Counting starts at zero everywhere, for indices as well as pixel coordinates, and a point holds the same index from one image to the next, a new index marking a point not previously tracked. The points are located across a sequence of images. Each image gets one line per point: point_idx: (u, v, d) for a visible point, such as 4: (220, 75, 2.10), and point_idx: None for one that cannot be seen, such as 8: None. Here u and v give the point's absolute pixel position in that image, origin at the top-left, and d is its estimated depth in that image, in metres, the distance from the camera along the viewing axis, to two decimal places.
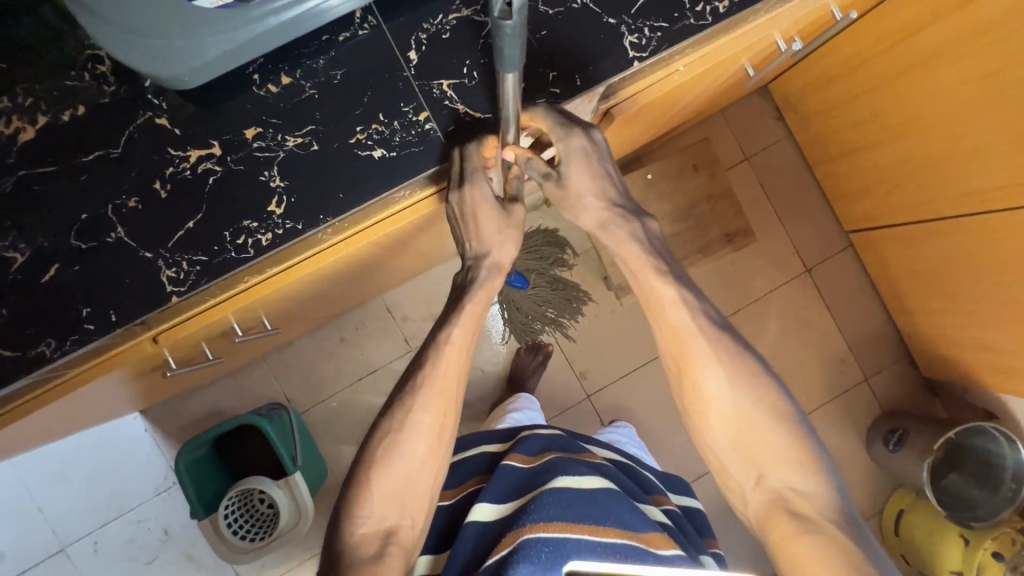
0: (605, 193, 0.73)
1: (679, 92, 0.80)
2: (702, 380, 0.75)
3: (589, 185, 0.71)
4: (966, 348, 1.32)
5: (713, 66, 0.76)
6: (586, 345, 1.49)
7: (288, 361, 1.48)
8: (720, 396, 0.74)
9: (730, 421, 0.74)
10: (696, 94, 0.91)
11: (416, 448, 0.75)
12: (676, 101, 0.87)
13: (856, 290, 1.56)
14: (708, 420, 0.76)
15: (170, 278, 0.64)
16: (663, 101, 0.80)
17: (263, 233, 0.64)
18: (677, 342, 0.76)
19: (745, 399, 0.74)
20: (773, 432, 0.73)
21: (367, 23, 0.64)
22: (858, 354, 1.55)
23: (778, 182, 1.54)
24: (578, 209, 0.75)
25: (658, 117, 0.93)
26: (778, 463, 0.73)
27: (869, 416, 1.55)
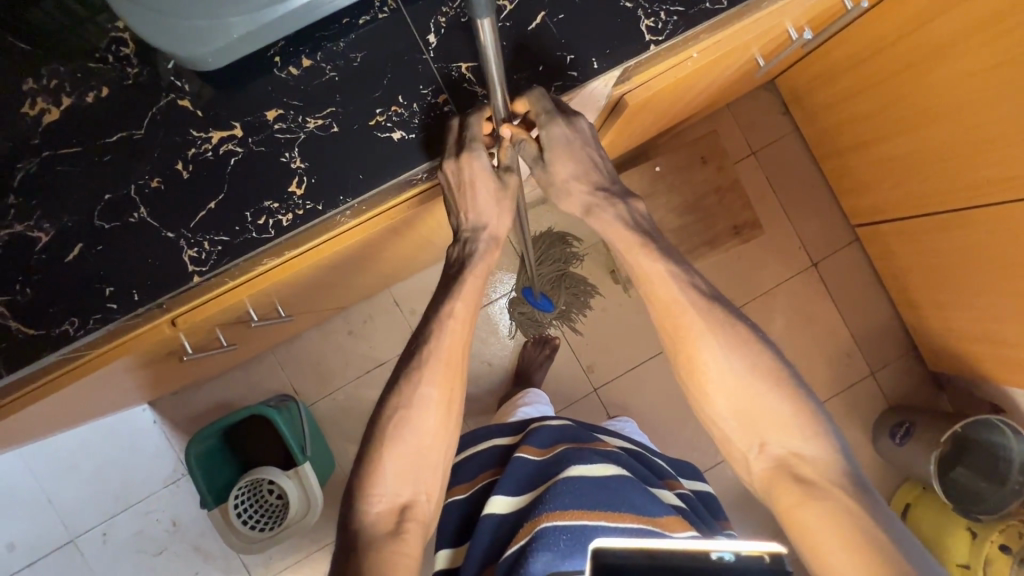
0: (590, 178, 0.76)
1: (693, 78, 0.81)
2: (698, 351, 0.76)
3: (572, 171, 0.74)
4: (974, 341, 1.33)
5: (729, 52, 0.76)
6: (594, 338, 1.50)
7: (297, 353, 1.49)
8: (715, 367, 0.76)
9: (727, 390, 0.75)
10: (708, 84, 0.91)
11: (428, 422, 0.76)
12: (688, 89, 0.87)
13: (862, 284, 1.56)
14: (707, 391, 0.77)
15: (192, 258, 0.64)
16: (677, 88, 0.81)
17: (283, 214, 0.65)
18: (671, 316, 0.77)
19: (741, 369, 0.75)
20: (771, 399, 0.74)
21: (387, 6, 0.64)
22: (865, 347, 1.56)
23: (784, 176, 1.55)
24: (563, 194, 0.78)
25: (668, 107, 0.93)
26: (779, 430, 0.74)
27: (875, 410, 1.55)
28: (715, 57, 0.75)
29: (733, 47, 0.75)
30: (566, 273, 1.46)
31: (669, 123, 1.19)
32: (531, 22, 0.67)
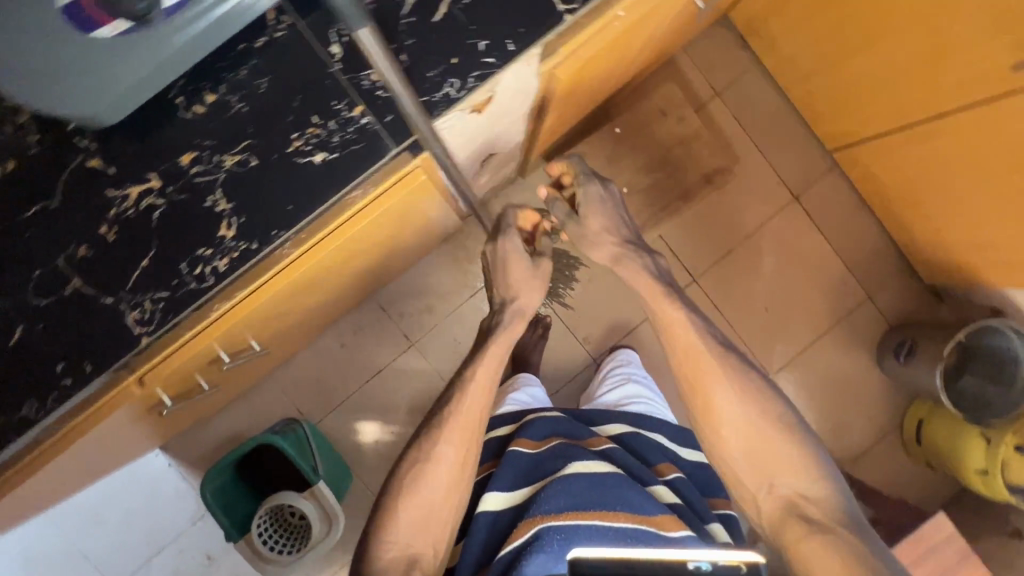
0: (620, 234, 0.94)
1: (627, 36, 0.76)
2: (715, 395, 0.88)
3: (603, 223, 0.93)
4: (967, 248, 1.30)
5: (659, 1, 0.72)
6: (585, 310, 1.49)
7: (294, 374, 1.49)
8: (730, 408, 0.87)
9: (741, 429, 0.86)
10: (646, 37, 0.87)
11: (440, 477, 0.88)
12: (625, 47, 0.82)
13: (847, 209, 1.53)
14: (722, 432, 0.87)
15: (135, 320, 0.64)
16: (612, 48, 0.76)
17: (219, 259, 0.64)
18: (690, 364, 0.89)
19: (753, 410, 0.87)
20: (780, 439, 0.86)
21: (282, 23, 0.60)
22: (859, 272, 1.54)
23: (753, 112, 1.50)
24: (596, 246, 0.95)
25: (611, 68, 0.89)
26: (788, 470, 0.84)
27: (876, 333, 1.55)
28: (645, 11, 0.71)
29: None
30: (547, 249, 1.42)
31: (621, 81, 1.15)
32: (437, 12, 0.61)
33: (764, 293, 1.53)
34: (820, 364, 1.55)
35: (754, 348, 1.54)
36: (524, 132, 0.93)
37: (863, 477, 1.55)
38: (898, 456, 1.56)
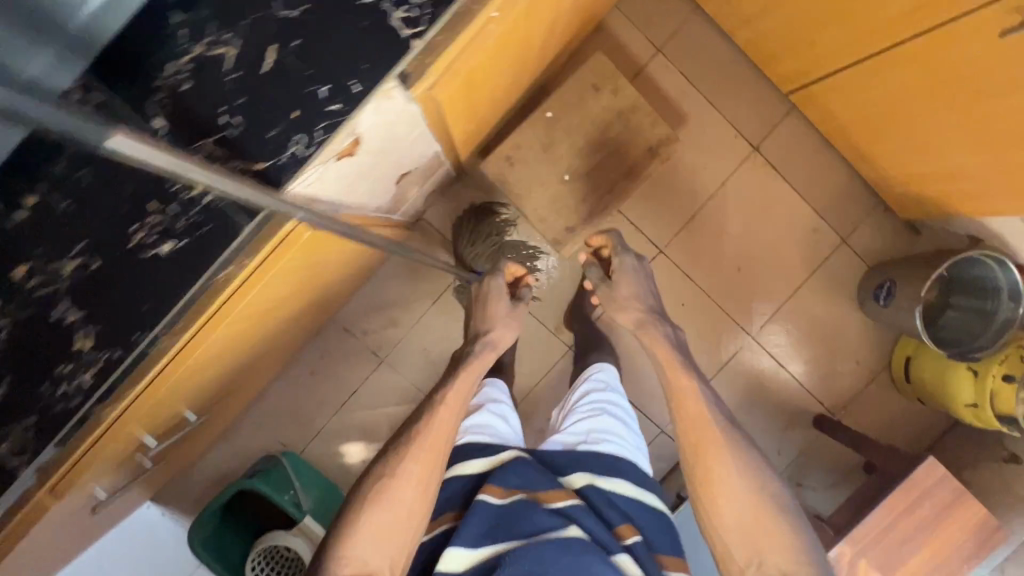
0: (645, 304, 1.13)
1: (519, 29, 0.68)
2: (718, 467, 0.98)
3: (632, 290, 1.13)
4: (937, 180, 1.23)
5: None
6: (554, 300, 1.46)
7: (270, 408, 1.47)
8: (731, 481, 0.97)
9: (736, 502, 0.96)
10: (548, 20, 0.79)
11: (404, 494, 0.90)
12: (524, 39, 0.74)
13: (810, 152, 1.45)
14: (720, 502, 0.96)
15: (11, 451, 0.63)
16: (504, 46, 0.68)
17: (83, 374, 0.61)
18: (698, 435, 1.01)
19: (753, 486, 0.96)
20: (773, 516, 0.95)
21: (92, 101, 0.45)
22: (830, 216, 1.48)
23: (699, 63, 1.40)
24: (623, 311, 1.13)
25: (517, 59, 0.81)
26: (778, 549, 0.92)
27: (854, 276, 1.50)
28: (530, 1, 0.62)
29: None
30: (502, 243, 1.38)
31: (544, 63, 1.06)
32: (263, 63, 0.47)
33: (734, 254, 1.48)
34: (800, 316, 1.52)
35: (729, 311, 1.51)
36: (437, 144, 0.86)
37: (855, 421, 1.55)
38: (889, 397, 1.54)
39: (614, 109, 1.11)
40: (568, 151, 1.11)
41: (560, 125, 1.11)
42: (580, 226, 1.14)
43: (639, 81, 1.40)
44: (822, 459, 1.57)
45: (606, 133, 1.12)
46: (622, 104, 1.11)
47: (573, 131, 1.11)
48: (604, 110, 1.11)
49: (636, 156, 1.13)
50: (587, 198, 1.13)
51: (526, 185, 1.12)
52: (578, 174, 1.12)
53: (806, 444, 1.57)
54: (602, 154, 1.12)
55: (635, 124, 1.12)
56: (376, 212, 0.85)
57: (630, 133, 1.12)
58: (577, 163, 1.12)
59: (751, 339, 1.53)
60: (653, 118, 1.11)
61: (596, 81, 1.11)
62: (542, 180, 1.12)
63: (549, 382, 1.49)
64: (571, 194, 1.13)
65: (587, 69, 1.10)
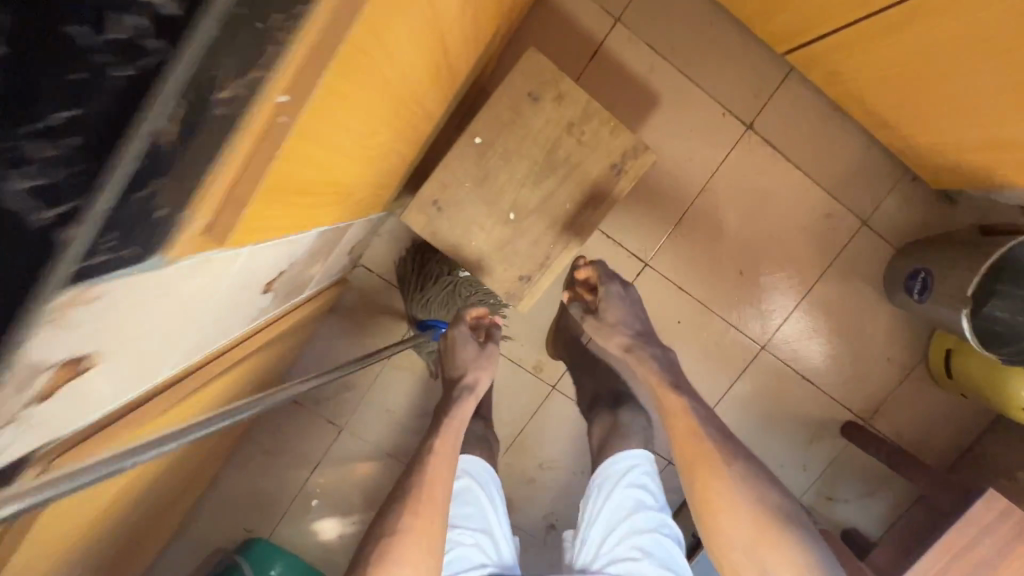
0: (632, 326, 1.01)
1: (370, 87, 0.45)
2: (714, 479, 0.85)
3: (618, 314, 1.01)
4: (980, 149, 0.98)
5: (387, 25, 0.40)
6: (528, 337, 1.25)
7: (225, 496, 1.29)
8: (731, 495, 0.83)
9: (741, 519, 0.82)
10: (429, 48, 0.54)
11: (408, 554, 0.81)
12: (391, 89, 0.51)
13: (816, 122, 1.18)
14: (721, 521, 0.83)
15: None
16: (352, 117, 0.45)
17: None
18: (691, 448, 0.88)
19: (756, 496, 0.83)
20: (785, 528, 0.81)
21: None
22: (845, 196, 1.23)
23: (669, 31, 1.13)
24: (610, 337, 1.01)
25: (399, 108, 0.57)
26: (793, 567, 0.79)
27: (878, 263, 1.27)
28: (364, 58, 0.39)
29: (385, 19, 0.39)
30: (454, 284, 1.14)
31: (460, 76, 0.81)
32: None
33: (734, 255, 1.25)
34: (817, 316, 1.30)
35: (735, 321, 1.29)
36: (317, 234, 0.62)
37: (891, 425, 1.35)
38: (928, 393, 1.34)
39: (561, 121, 0.87)
40: (508, 184, 0.88)
41: (495, 151, 0.87)
42: (538, 273, 0.91)
43: (597, 63, 1.13)
44: (854, 468, 1.39)
45: (555, 152, 0.88)
46: (571, 113, 0.87)
47: (512, 156, 0.87)
48: (548, 125, 0.87)
49: (596, 177, 0.89)
50: (543, 239, 0.90)
51: (462, 233, 0.89)
52: (526, 211, 0.89)
53: (835, 455, 1.38)
54: (554, 180, 0.88)
55: (590, 137, 0.87)
56: (246, 330, 0.64)
57: (585, 149, 0.88)
58: (523, 197, 0.88)
59: (764, 349, 1.31)
60: (612, 127, 0.87)
61: (534, 88, 0.86)
62: (482, 224, 0.89)
63: (535, 427, 1.31)
64: (520, 235, 0.90)
65: (519, 75, 0.86)
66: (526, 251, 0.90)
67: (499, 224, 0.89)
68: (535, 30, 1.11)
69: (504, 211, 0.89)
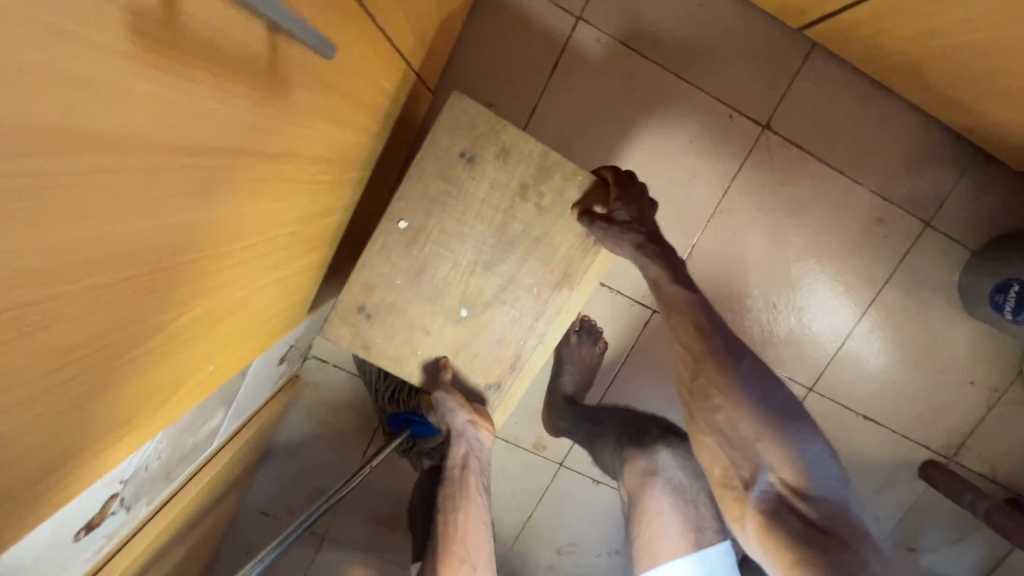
0: (647, 226, 0.67)
1: (95, 306, 0.26)
2: (712, 357, 0.65)
3: (630, 211, 0.66)
4: None
5: (59, 245, 0.22)
6: (521, 413, 1.03)
7: None
8: (734, 384, 0.63)
9: (744, 410, 0.62)
10: (245, 175, 0.35)
11: None
12: (175, 263, 0.32)
13: (852, 107, 0.93)
14: (716, 408, 0.63)
15: None
16: (80, 356, 0.27)
17: None
18: (694, 328, 0.66)
19: (756, 385, 0.64)
20: (785, 416, 0.63)
21: None
22: (900, 194, 0.97)
23: (647, 20, 0.88)
24: (618, 242, 0.65)
25: (214, 264, 0.37)
26: (786, 454, 0.61)
27: (950, 268, 1.01)
28: (23, 312, 0.21)
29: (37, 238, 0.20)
30: None
31: (366, 145, 0.61)
32: None
33: (765, 285, 1.01)
34: (878, 344, 1.05)
35: (774, 362, 1.05)
36: (144, 444, 0.44)
37: (982, 460, 1.10)
38: None
39: (508, 186, 0.68)
40: (452, 274, 0.71)
41: (429, 234, 0.69)
42: (509, 377, 0.75)
43: (559, 76, 0.90)
44: (940, 512, 1.15)
45: (504, 226, 0.69)
46: (521, 172, 0.68)
47: (452, 239, 0.69)
48: (492, 191, 0.68)
49: (564, 251, 0.70)
50: (508, 334, 0.73)
51: (403, 341, 0.73)
52: (479, 304, 0.72)
53: (915, 500, 1.14)
54: (511, 260, 0.70)
55: (548, 200, 0.68)
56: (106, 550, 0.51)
57: (545, 216, 0.69)
58: (473, 288, 0.71)
59: (814, 390, 1.07)
60: (577, 183, 0.68)
61: (465, 148, 0.66)
62: (426, 327, 0.72)
63: (548, 512, 1.09)
64: (477, 335, 0.73)
65: (444, 130, 0.66)
66: (487, 353, 0.74)
67: (449, 324, 0.72)
68: (476, 47, 0.88)
69: (452, 310, 0.72)
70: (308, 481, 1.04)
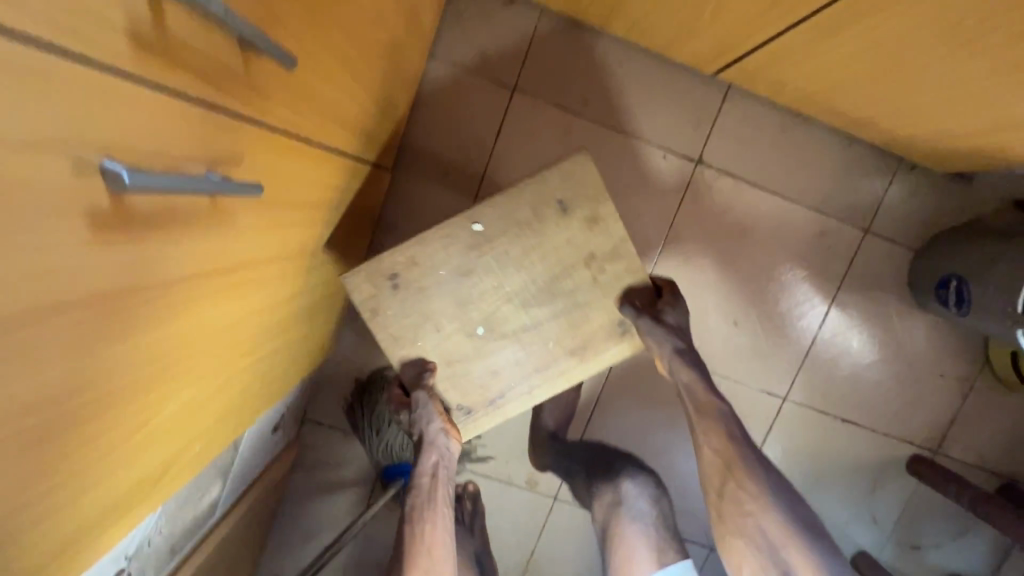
0: (687, 339, 0.80)
1: (80, 421, 0.34)
2: (741, 464, 0.75)
3: (676, 321, 0.80)
4: (977, 137, 0.80)
5: (45, 380, 0.29)
6: (509, 452, 1.07)
7: None
8: (762, 492, 0.74)
9: (771, 519, 0.73)
10: (204, 292, 0.43)
11: None
12: (148, 373, 0.40)
13: (776, 135, 1.01)
14: (745, 513, 0.74)
15: None
16: (69, 460, 0.34)
17: None
18: (724, 436, 0.77)
19: (782, 495, 0.75)
20: (807, 525, 0.74)
21: None
22: (836, 207, 1.04)
23: (575, 83, 0.98)
24: (660, 342, 0.77)
25: (184, 367, 0.45)
26: (809, 562, 0.71)
27: (897, 269, 1.06)
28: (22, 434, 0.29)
29: (27, 384, 0.28)
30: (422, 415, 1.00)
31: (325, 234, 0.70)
32: None
33: (734, 301, 1.07)
34: (843, 347, 1.10)
35: (745, 377, 1.10)
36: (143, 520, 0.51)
37: (969, 451, 1.12)
38: (1003, 403, 1.10)
39: (583, 248, 0.76)
40: (490, 292, 0.78)
41: (493, 247, 0.76)
42: (479, 409, 0.83)
43: (504, 142, 0.99)
44: (938, 506, 1.16)
45: (562, 280, 0.77)
46: (595, 244, 0.76)
47: (513, 262, 0.76)
48: (566, 244, 0.76)
49: (591, 326, 0.80)
50: (502, 369, 0.81)
51: (414, 326, 0.79)
52: (497, 331, 0.80)
53: (908, 497, 1.15)
54: (545, 312, 0.79)
55: (608, 277, 0.78)
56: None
57: (595, 289, 0.78)
58: (499, 313, 0.79)
59: (789, 400, 1.11)
60: (636, 276, 0.78)
61: (566, 197, 0.74)
62: (439, 327, 0.79)
63: (548, 546, 1.12)
64: (477, 356, 0.81)
65: (559, 177, 0.73)
66: (477, 377, 0.82)
67: (461, 334, 0.80)
68: (427, 126, 0.98)
69: (472, 324, 0.79)
70: (315, 540, 1.09)
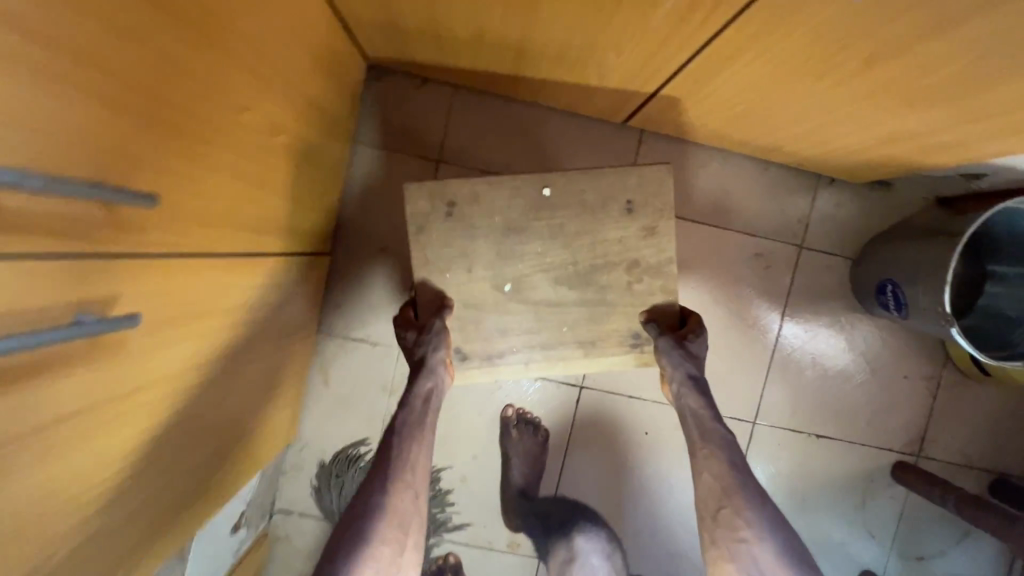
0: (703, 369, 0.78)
1: None
2: (740, 493, 0.69)
3: (699, 350, 0.78)
4: (870, 150, 0.84)
5: None
6: (485, 516, 1.05)
7: None
8: (759, 525, 0.67)
9: (765, 555, 0.66)
10: (90, 424, 0.45)
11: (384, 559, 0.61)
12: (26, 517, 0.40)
13: (695, 170, 1.05)
14: (738, 543, 0.67)
15: None
16: None
17: None
18: (726, 465, 0.72)
19: (782, 535, 0.67)
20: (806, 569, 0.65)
21: None
22: (766, 229, 1.06)
23: (496, 149, 1.03)
24: (675, 364, 0.76)
25: (74, 499, 0.45)
26: None
27: (839, 279, 1.08)
28: None
29: None
30: None
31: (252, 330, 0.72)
32: None
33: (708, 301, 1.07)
34: (801, 361, 1.10)
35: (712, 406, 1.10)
36: None
37: (951, 450, 1.10)
38: (973, 397, 1.09)
39: (629, 253, 0.81)
40: (531, 256, 0.80)
41: (554, 216, 0.79)
42: (479, 361, 0.82)
43: None
44: (932, 512, 1.13)
45: (599, 274, 0.81)
46: (643, 252, 0.81)
47: (564, 238, 0.80)
48: (616, 242, 0.80)
49: (612, 327, 0.82)
50: (512, 335, 0.82)
51: (449, 258, 0.79)
52: (522, 294, 0.81)
53: (900, 506, 1.12)
54: (571, 295, 0.82)
55: (641, 288, 0.82)
56: None
57: (627, 294, 0.82)
58: (531, 279, 0.81)
59: (760, 423, 1.10)
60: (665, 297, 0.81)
61: (635, 200, 0.79)
62: (471, 267, 0.80)
63: None
64: (495, 310, 0.81)
65: (635, 177, 0.79)
66: (489, 329, 0.82)
67: (490, 283, 0.80)
68: (360, 206, 1.02)
69: (502, 279, 0.81)
70: None
